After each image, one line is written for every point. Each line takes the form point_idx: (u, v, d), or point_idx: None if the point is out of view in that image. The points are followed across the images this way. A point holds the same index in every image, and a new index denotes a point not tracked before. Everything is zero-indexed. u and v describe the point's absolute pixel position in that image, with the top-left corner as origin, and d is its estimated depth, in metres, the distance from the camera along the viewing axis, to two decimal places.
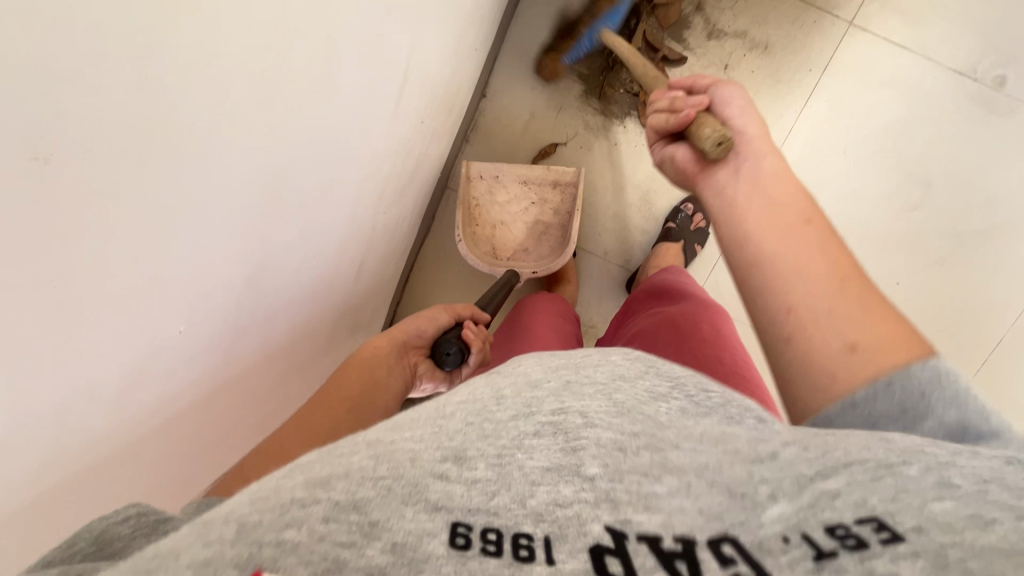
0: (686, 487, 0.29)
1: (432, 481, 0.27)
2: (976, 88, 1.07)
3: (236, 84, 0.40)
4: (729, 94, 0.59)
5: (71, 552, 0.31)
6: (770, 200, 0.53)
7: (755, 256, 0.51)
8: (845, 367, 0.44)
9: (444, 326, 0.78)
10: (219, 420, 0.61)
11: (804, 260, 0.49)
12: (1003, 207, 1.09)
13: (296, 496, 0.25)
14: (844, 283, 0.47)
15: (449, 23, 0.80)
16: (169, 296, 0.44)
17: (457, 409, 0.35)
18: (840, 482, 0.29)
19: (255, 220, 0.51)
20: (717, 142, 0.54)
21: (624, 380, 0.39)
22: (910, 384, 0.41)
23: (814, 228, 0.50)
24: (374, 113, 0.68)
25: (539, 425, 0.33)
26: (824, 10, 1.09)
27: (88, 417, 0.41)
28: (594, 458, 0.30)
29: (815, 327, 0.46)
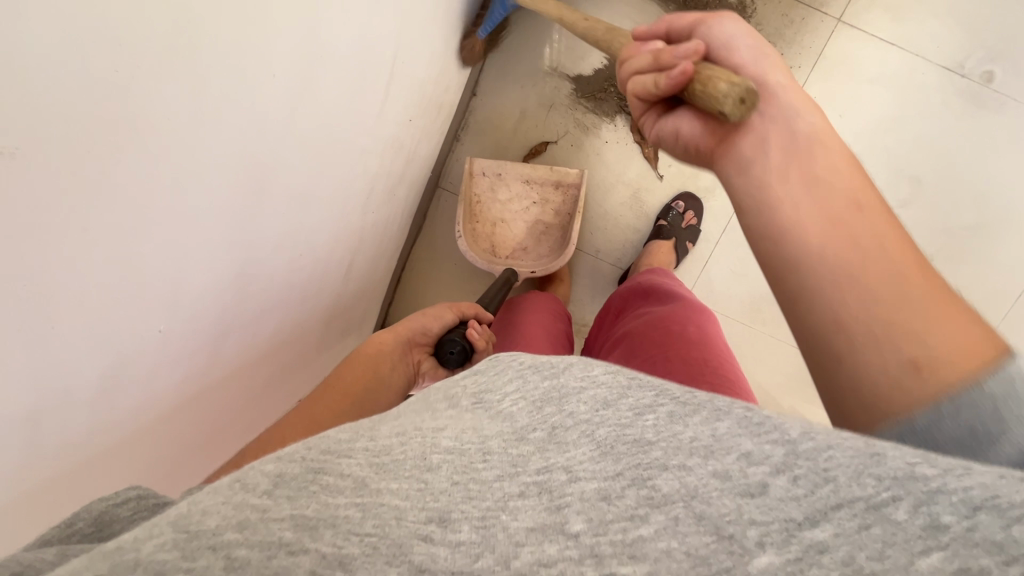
0: (674, 524, 0.28)
1: (416, 543, 0.26)
2: (963, 84, 1.08)
3: (212, 80, 0.39)
4: (730, 33, 0.47)
5: (68, 531, 0.31)
6: (812, 179, 0.41)
7: (798, 260, 0.40)
8: (904, 386, 0.36)
9: (448, 324, 0.76)
10: (210, 417, 0.61)
11: (858, 257, 0.38)
12: (990, 201, 1.10)
13: (284, 536, 0.25)
14: (908, 283, 0.37)
15: (436, 22, 0.80)
16: (142, 295, 0.42)
17: (442, 460, 0.31)
18: (828, 532, 0.26)
19: (238, 219, 0.51)
20: (738, 99, 0.41)
21: (608, 407, 0.35)
22: (982, 403, 0.33)
23: (866, 215, 0.39)
24: (363, 105, 0.67)
25: (524, 485, 0.30)
26: (813, 7, 1.09)
27: (64, 425, 0.40)
28: (579, 514, 0.28)
29: (868, 347, 0.37)
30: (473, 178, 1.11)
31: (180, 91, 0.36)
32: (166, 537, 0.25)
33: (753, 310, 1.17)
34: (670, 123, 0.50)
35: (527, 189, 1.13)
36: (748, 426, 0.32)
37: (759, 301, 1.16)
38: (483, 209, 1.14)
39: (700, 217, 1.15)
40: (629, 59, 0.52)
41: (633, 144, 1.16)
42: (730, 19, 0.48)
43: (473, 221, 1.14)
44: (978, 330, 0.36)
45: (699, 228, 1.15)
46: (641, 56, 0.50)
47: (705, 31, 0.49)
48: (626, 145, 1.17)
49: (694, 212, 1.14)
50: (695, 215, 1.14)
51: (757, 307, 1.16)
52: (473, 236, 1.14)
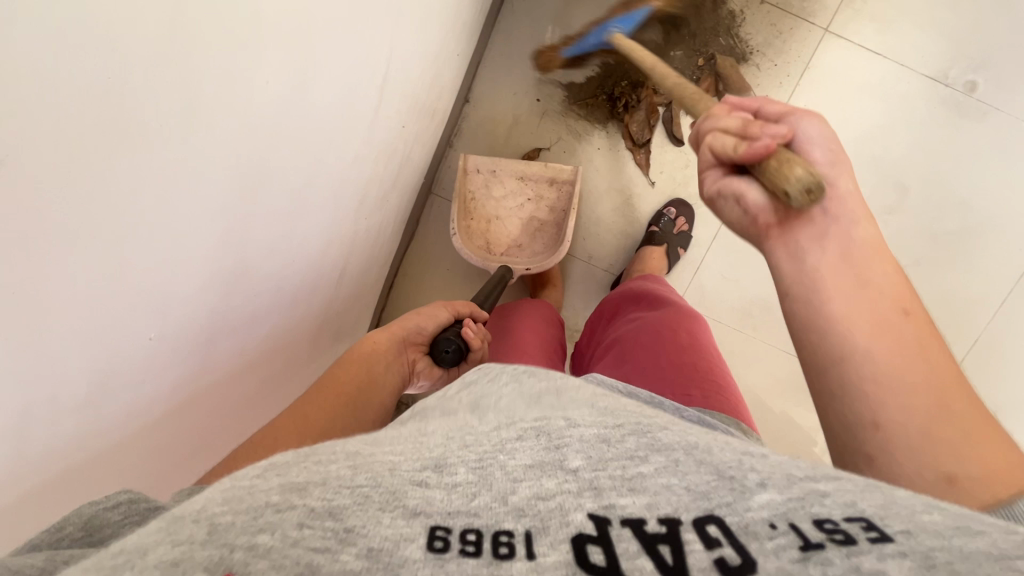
0: (672, 464, 0.30)
1: (412, 488, 0.27)
2: (947, 93, 1.10)
3: (205, 82, 0.39)
4: (806, 129, 0.48)
5: (58, 536, 0.30)
6: (862, 285, 0.45)
7: (842, 353, 0.44)
8: (937, 491, 0.38)
9: (443, 324, 0.76)
10: (201, 424, 0.60)
11: (898, 361, 0.42)
12: (974, 208, 1.12)
13: (271, 499, 0.24)
14: (941, 398, 0.41)
15: (430, 30, 0.81)
16: (133, 297, 0.42)
17: (440, 428, 0.35)
18: (823, 480, 0.29)
19: (233, 221, 0.51)
20: (805, 190, 0.42)
21: (608, 398, 0.40)
22: (1011, 521, 0.35)
23: (912, 325, 0.44)
24: (353, 117, 0.67)
25: (521, 430, 0.34)
26: (799, 17, 1.11)
27: (49, 430, 0.39)
28: (577, 454, 0.31)
29: (905, 448, 0.40)
30: (467, 176, 1.12)
31: (163, 98, 0.36)
32: (153, 527, 0.24)
33: (744, 314, 1.17)
34: (734, 183, 0.50)
35: (522, 185, 1.14)
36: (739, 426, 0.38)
37: (750, 305, 1.17)
38: (477, 206, 1.14)
39: (692, 224, 1.16)
40: (713, 112, 0.51)
41: (623, 152, 1.18)
42: (817, 113, 0.49)
43: (467, 217, 1.13)
44: (1010, 455, 0.39)
45: (691, 234, 1.16)
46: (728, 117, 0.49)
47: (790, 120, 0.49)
48: (618, 151, 1.18)
49: (685, 219, 1.15)
50: (687, 221, 1.15)
51: (747, 311, 1.17)
52: (468, 233, 1.12)
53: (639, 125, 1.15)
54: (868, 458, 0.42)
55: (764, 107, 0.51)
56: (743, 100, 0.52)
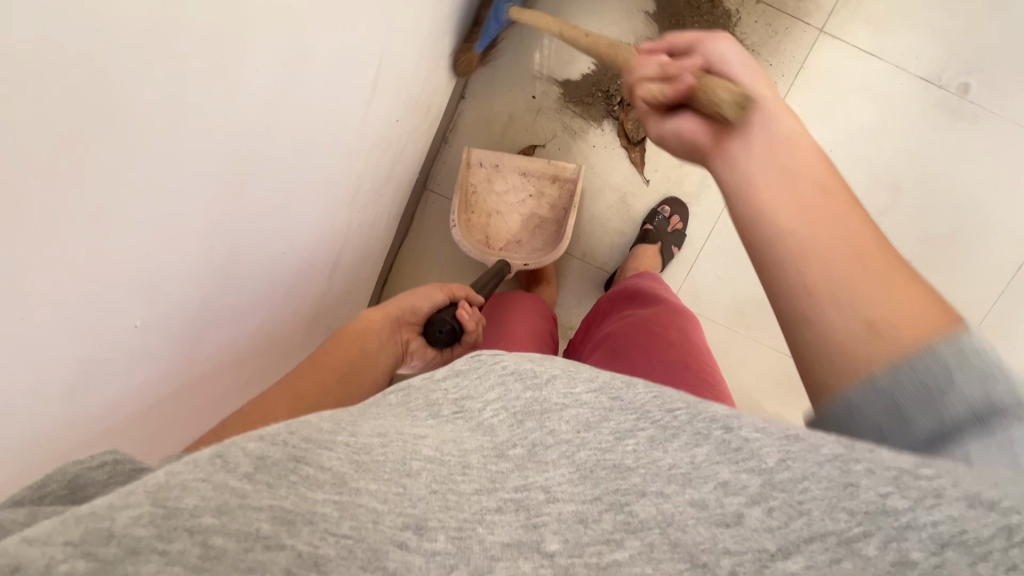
0: (648, 550, 0.28)
1: (391, 548, 0.27)
2: (941, 95, 1.10)
3: (192, 74, 0.39)
4: (721, 51, 0.49)
5: (41, 493, 0.30)
6: (786, 163, 0.42)
7: (771, 237, 0.41)
8: (863, 345, 0.37)
9: (438, 303, 0.76)
10: (192, 409, 0.60)
11: (823, 232, 0.39)
12: (966, 211, 1.13)
13: (261, 528, 0.25)
14: (862, 254, 0.39)
15: (424, 26, 0.80)
16: (115, 284, 0.41)
17: (422, 467, 0.31)
18: (799, 565, 0.27)
19: (220, 207, 0.50)
20: (737, 102, 0.43)
21: (588, 430, 0.34)
22: (933, 365, 0.35)
23: (834, 197, 0.41)
24: (346, 110, 0.67)
25: (502, 500, 0.31)
26: (795, 17, 1.11)
27: (31, 417, 0.38)
28: (554, 534, 0.29)
29: (834, 307, 0.38)
30: (470, 170, 1.12)
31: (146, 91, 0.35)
32: (144, 510, 0.23)
33: (736, 314, 1.18)
34: (672, 122, 0.48)
35: (523, 180, 1.14)
36: (726, 452, 0.31)
37: (743, 305, 1.17)
38: (478, 199, 1.15)
39: (686, 222, 1.16)
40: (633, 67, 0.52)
41: (618, 150, 1.18)
42: (726, 37, 0.50)
43: (467, 211, 1.13)
44: (929, 297, 0.38)
45: (685, 231, 1.16)
46: (645, 65, 0.51)
47: (704, 44, 0.49)
48: (614, 149, 1.18)
49: (680, 217, 1.15)
50: (681, 219, 1.15)
51: (740, 310, 1.18)
52: (468, 227, 1.13)
53: (635, 124, 1.15)
54: (802, 323, 0.39)
55: (674, 41, 0.52)
56: (657, 43, 0.53)
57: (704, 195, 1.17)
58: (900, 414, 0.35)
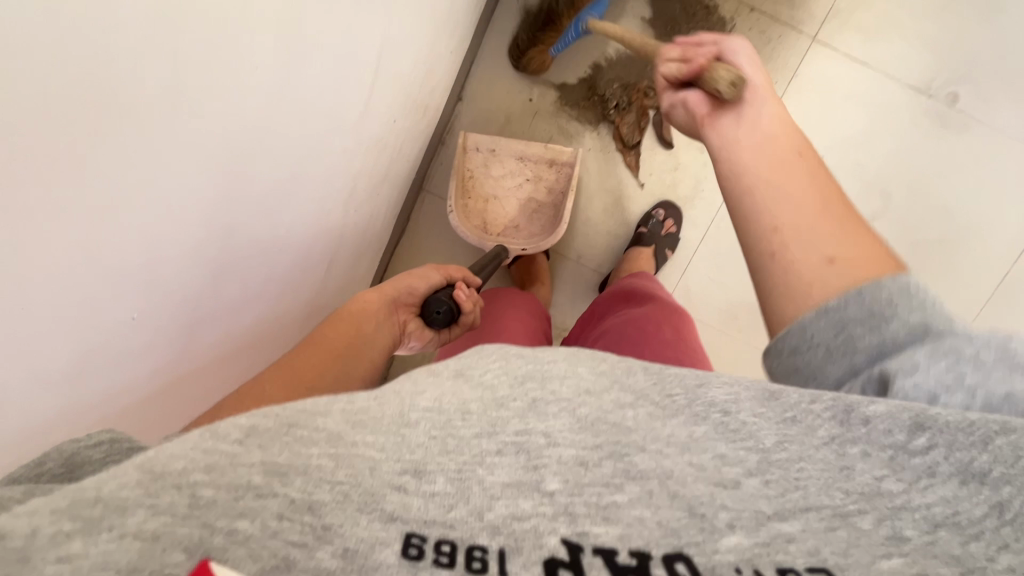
0: (647, 496, 0.29)
1: (388, 492, 0.26)
2: (930, 104, 1.12)
3: (194, 63, 0.39)
4: (736, 41, 0.58)
5: (37, 472, 0.29)
6: (766, 134, 0.52)
7: (749, 185, 0.50)
8: (822, 275, 0.45)
9: (435, 285, 0.75)
10: (186, 400, 0.59)
11: (793, 186, 0.49)
12: (954, 218, 1.14)
13: (253, 480, 0.25)
14: (824, 204, 0.48)
15: (423, 25, 0.81)
16: (114, 274, 0.41)
17: (422, 417, 0.30)
18: (796, 527, 0.30)
19: (219, 199, 0.50)
20: (731, 83, 0.53)
21: (590, 394, 0.34)
22: (880, 291, 0.42)
23: (805, 160, 0.50)
24: (344, 108, 0.67)
25: (502, 442, 0.30)
26: (788, 25, 1.13)
27: (25, 406, 0.38)
28: (555, 474, 0.29)
29: (799, 244, 0.46)
30: (467, 155, 1.13)
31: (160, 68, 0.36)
32: (130, 477, 0.23)
33: (730, 317, 1.19)
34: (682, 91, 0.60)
35: (520, 165, 1.14)
36: (725, 431, 0.33)
37: (736, 307, 1.18)
38: (476, 183, 1.15)
39: (679, 225, 1.17)
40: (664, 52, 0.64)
41: (612, 154, 1.19)
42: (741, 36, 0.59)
43: (465, 196, 1.14)
44: (877, 251, 0.46)
45: (679, 235, 1.17)
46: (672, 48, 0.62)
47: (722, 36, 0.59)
48: (609, 153, 1.19)
49: (674, 220, 1.16)
50: (674, 223, 1.16)
51: (733, 314, 1.19)
52: (465, 212, 1.14)
53: (630, 128, 1.16)
54: (771, 255, 0.47)
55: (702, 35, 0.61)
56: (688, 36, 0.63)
57: (698, 199, 1.18)
58: (848, 333, 0.42)
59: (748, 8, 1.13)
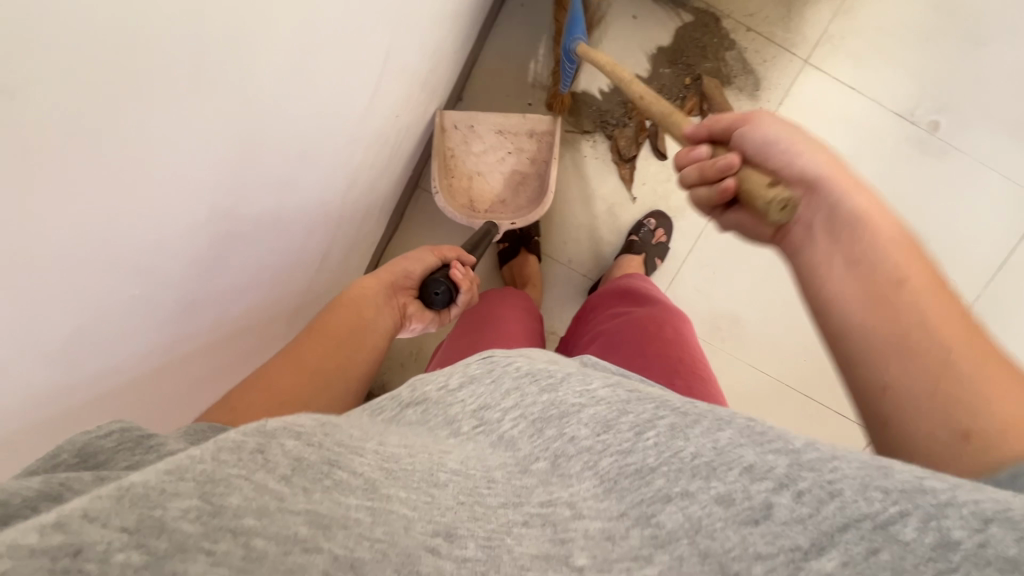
0: (677, 564, 0.31)
1: (424, 554, 0.29)
2: (913, 130, 1.17)
3: (213, 50, 0.40)
4: (766, 134, 0.52)
5: (53, 463, 0.30)
6: (855, 253, 0.45)
7: (836, 328, 0.45)
8: (957, 457, 0.36)
9: (430, 267, 0.79)
10: (176, 380, 0.59)
11: (901, 320, 0.41)
12: (931, 241, 1.18)
13: (300, 532, 0.27)
14: (951, 356, 0.39)
15: (432, 24, 0.82)
16: (120, 254, 0.41)
17: (450, 479, 0.34)
18: (835, 561, 0.29)
19: (228, 184, 0.51)
20: (782, 207, 0.48)
21: (608, 429, 0.37)
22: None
23: (906, 276, 0.43)
24: (349, 102, 0.68)
25: (529, 513, 0.33)
26: (783, 47, 1.17)
27: (25, 376, 0.38)
28: (582, 550, 0.31)
29: (916, 412, 0.39)
30: (446, 134, 1.12)
31: (178, 28, 0.36)
32: (191, 504, 0.26)
33: (713, 328, 1.21)
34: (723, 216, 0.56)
35: (500, 139, 1.14)
36: (750, 435, 0.36)
37: (720, 318, 1.20)
38: (457, 162, 1.15)
39: (669, 235, 1.19)
40: (675, 160, 0.58)
41: (606, 163, 1.21)
42: (763, 115, 0.53)
43: (449, 175, 1.14)
44: None
45: (668, 245, 1.19)
46: (687, 162, 0.56)
47: (742, 130, 0.53)
48: (604, 161, 1.21)
49: (664, 230, 1.18)
50: (665, 232, 1.18)
51: (716, 325, 1.20)
52: (450, 191, 1.14)
53: (627, 141, 1.19)
54: (882, 423, 0.41)
55: (718, 125, 0.56)
56: (700, 127, 0.57)
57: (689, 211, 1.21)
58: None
59: (745, 27, 1.17)
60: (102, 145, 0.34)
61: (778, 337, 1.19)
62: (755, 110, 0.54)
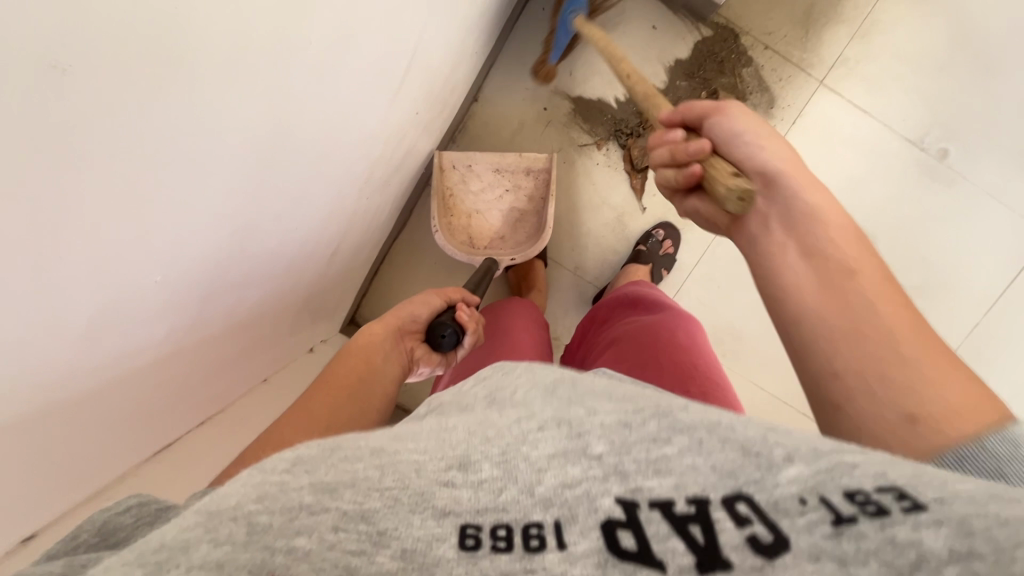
0: (696, 444, 0.29)
1: (438, 489, 0.28)
2: (922, 156, 1.18)
3: (253, 41, 0.40)
4: (732, 129, 0.53)
5: (73, 544, 0.29)
6: (822, 246, 0.47)
7: (799, 313, 0.46)
8: (904, 432, 0.39)
9: (436, 310, 0.75)
10: (178, 377, 0.57)
11: (868, 308, 0.43)
12: (935, 267, 1.20)
13: (305, 500, 0.26)
14: (901, 349, 0.41)
15: (455, 27, 0.82)
16: (144, 239, 0.41)
17: (459, 423, 0.34)
18: (857, 459, 0.28)
19: (248, 182, 0.50)
20: (737, 197, 0.50)
21: (625, 391, 0.38)
22: (981, 456, 0.36)
23: (865, 278, 0.44)
24: (376, 98, 0.68)
25: (543, 420, 0.33)
26: (798, 67, 1.18)
27: (49, 354, 0.38)
28: (599, 439, 0.31)
29: (867, 391, 0.41)
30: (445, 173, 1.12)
31: (214, 32, 0.36)
32: (190, 521, 0.25)
33: (716, 341, 1.21)
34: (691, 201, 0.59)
35: (498, 177, 1.14)
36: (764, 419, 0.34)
37: (722, 333, 1.21)
38: (457, 201, 1.15)
39: (677, 246, 1.20)
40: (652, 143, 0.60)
41: (619, 172, 1.21)
42: (735, 111, 0.54)
43: (449, 214, 1.14)
44: (970, 387, 0.39)
45: (675, 256, 1.20)
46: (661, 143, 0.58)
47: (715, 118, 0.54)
48: (616, 170, 1.21)
49: (672, 241, 1.19)
50: (672, 244, 1.19)
51: (718, 339, 1.21)
52: (450, 229, 1.14)
53: (640, 151, 1.19)
54: (837, 407, 0.42)
55: (690, 112, 0.57)
56: (675, 110, 0.58)
57: (697, 224, 1.21)
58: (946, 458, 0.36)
59: (762, 46, 1.18)
60: (146, 123, 0.35)
61: (780, 354, 1.20)
62: (725, 103, 0.55)
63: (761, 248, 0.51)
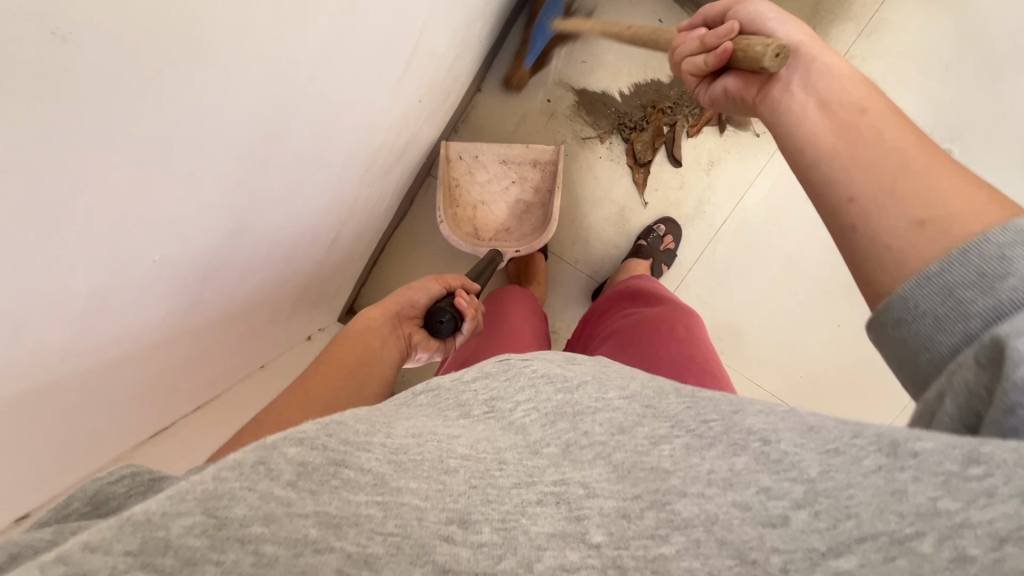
0: (694, 546, 0.27)
1: (439, 543, 0.26)
2: None
3: (259, 19, 0.40)
4: (757, 8, 0.54)
5: (64, 513, 0.27)
6: (828, 85, 0.45)
7: (812, 151, 0.43)
8: (915, 239, 0.36)
9: (435, 295, 0.74)
10: (176, 358, 0.57)
11: (874, 131, 0.40)
12: None
13: (310, 534, 0.24)
14: (908, 165, 0.38)
15: (462, 13, 0.81)
16: (149, 219, 0.41)
17: (460, 465, 0.32)
18: (853, 562, 0.24)
19: (250, 164, 0.50)
20: (776, 54, 0.48)
21: (624, 433, 0.36)
22: (986, 248, 0.32)
23: (871, 108, 0.41)
24: (382, 80, 0.67)
25: (542, 492, 0.31)
26: None
27: (45, 330, 0.38)
28: (600, 526, 0.29)
29: (877, 210, 0.38)
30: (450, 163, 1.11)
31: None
32: (195, 519, 0.23)
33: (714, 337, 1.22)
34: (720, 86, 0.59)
35: (505, 168, 1.14)
36: (766, 462, 0.30)
37: (720, 329, 1.22)
38: (462, 193, 1.14)
39: (678, 242, 1.19)
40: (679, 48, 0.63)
41: (622, 167, 1.21)
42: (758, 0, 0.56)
43: (454, 204, 1.12)
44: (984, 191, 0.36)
45: (676, 252, 1.19)
46: (689, 43, 0.61)
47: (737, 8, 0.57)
48: (618, 164, 1.21)
49: (673, 237, 1.18)
50: (673, 240, 1.18)
51: (716, 335, 1.22)
52: (454, 220, 1.12)
53: (643, 145, 1.18)
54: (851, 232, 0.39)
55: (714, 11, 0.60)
56: (699, 15, 0.62)
57: (699, 220, 1.20)
58: (956, 299, 0.33)
59: None
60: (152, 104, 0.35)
61: (778, 350, 1.20)
62: None
63: (782, 105, 0.48)
